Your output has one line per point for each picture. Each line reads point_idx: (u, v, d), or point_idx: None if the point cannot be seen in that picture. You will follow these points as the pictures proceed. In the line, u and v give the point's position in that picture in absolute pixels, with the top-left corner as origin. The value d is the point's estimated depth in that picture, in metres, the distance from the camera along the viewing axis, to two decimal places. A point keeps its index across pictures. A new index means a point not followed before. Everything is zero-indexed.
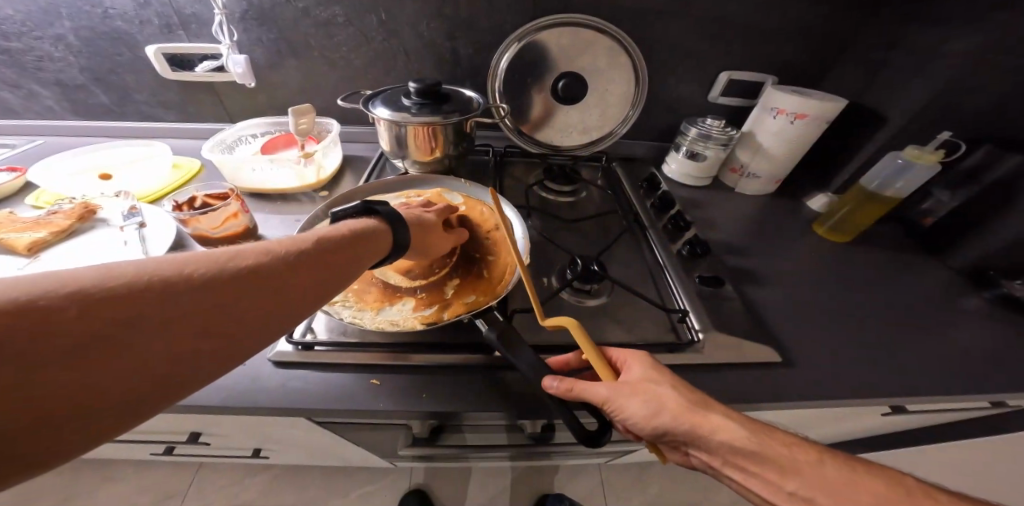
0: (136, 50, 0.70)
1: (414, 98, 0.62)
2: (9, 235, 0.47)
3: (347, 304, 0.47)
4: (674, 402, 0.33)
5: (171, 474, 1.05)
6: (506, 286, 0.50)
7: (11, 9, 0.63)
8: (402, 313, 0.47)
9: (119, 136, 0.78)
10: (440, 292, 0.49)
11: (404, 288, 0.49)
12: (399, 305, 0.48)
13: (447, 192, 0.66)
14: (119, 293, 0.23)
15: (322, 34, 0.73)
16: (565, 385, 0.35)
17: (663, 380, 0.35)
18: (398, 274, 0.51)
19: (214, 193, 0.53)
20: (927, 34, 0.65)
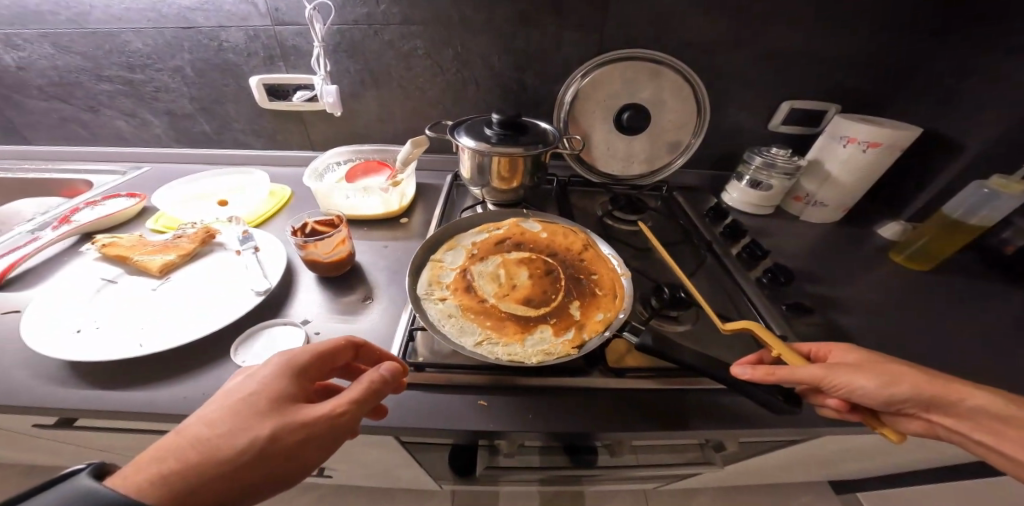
0: (241, 80, 0.78)
1: (496, 130, 0.66)
2: (146, 257, 0.53)
3: (493, 343, 0.44)
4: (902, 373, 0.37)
5: None
6: (624, 300, 0.50)
7: (140, 43, 0.71)
8: (547, 341, 0.45)
9: (215, 160, 0.86)
10: (569, 315, 0.48)
11: (534, 316, 0.48)
12: (539, 332, 0.46)
13: (523, 221, 0.63)
14: (187, 441, 0.27)
15: (403, 65, 0.79)
16: (758, 371, 0.39)
17: (887, 364, 0.38)
18: (520, 305, 0.49)
19: (323, 220, 0.57)
20: (1000, 59, 0.65)
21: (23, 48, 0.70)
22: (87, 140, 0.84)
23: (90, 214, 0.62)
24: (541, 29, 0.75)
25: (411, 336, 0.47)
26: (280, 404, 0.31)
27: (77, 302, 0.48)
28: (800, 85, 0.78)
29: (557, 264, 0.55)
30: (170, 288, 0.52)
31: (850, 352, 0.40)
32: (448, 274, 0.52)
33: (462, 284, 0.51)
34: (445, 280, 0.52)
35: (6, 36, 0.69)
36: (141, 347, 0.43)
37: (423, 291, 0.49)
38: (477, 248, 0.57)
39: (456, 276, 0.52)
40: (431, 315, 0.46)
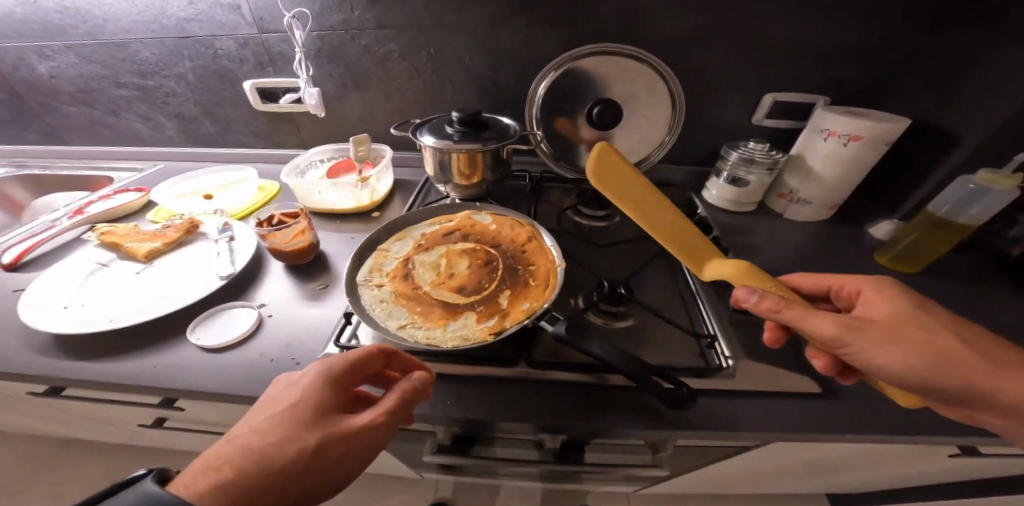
0: (236, 84, 0.85)
1: (457, 127, 0.68)
2: (134, 244, 0.60)
3: (416, 327, 0.46)
4: (926, 337, 0.33)
5: None
6: (554, 290, 0.50)
7: (148, 53, 0.80)
8: (468, 327, 0.46)
9: (219, 158, 0.94)
10: (496, 303, 0.49)
11: (462, 303, 0.49)
12: (462, 319, 0.47)
13: (475, 214, 0.65)
14: (240, 449, 0.29)
15: (379, 67, 0.83)
16: (763, 303, 0.35)
17: (918, 328, 0.34)
18: (452, 293, 0.51)
19: (288, 212, 0.62)
20: (996, 42, 0.59)
21: (55, 59, 0.80)
22: (112, 141, 0.94)
23: (101, 206, 0.71)
24: (507, 28, 0.77)
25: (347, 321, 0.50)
26: (325, 414, 0.33)
27: (71, 283, 0.55)
28: (780, 76, 0.75)
29: (498, 254, 0.57)
30: (151, 272, 0.58)
31: (881, 294, 0.38)
32: (390, 263, 0.55)
33: (401, 272, 0.54)
34: (387, 268, 0.55)
35: (40, 49, 0.79)
36: (110, 322, 0.49)
37: (363, 278, 0.53)
38: (425, 239, 0.60)
39: (398, 264, 0.54)
40: (364, 299, 0.49)
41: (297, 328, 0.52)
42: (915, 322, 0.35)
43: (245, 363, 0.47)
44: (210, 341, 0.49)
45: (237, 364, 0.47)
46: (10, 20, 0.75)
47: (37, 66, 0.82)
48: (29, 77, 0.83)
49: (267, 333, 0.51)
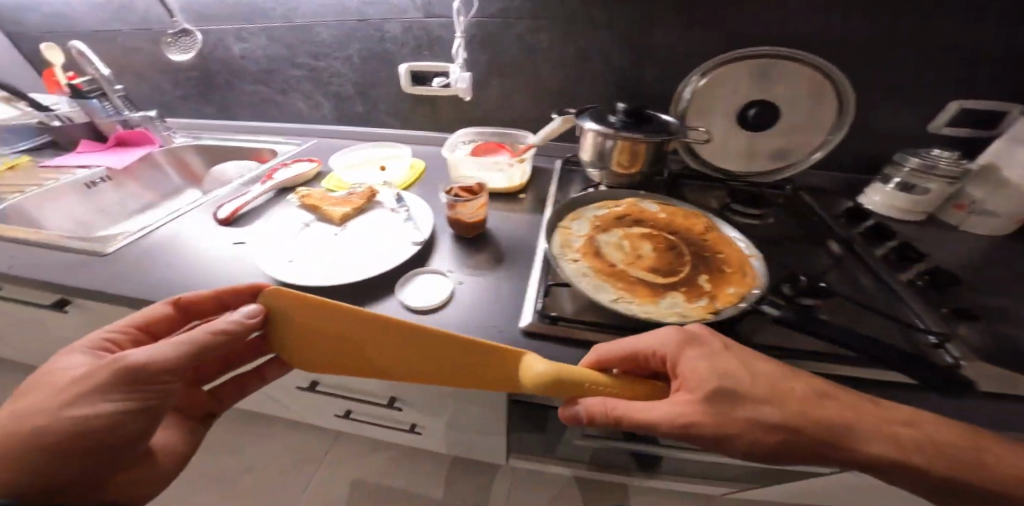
0: (393, 67, 0.92)
1: (620, 117, 0.68)
2: (330, 210, 0.67)
3: (628, 301, 0.48)
4: (719, 416, 0.35)
5: (316, 441, 1.27)
6: (756, 278, 0.50)
7: (327, 35, 0.89)
8: (680, 305, 0.48)
9: (366, 137, 1.03)
10: (698, 286, 0.50)
11: (664, 284, 0.51)
12: (670, 298, 0.49)
13: (641, 201, 0.65)
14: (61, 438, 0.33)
15: (526, 58, 0.85)
16: (606, 418, 0.37)
17: (739, 414, 0.35)
18: (648, 273, 0.53)
19: (465, 187, 0.66)
20: None
21: (249, 40, 0.91)
22: (274, 118, 1.05)
23: (285, 174, 0.80)
24: (664, 21, 0.75)
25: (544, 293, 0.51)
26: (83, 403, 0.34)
27: (290, 238, 0.63)
28: (968, 77, 0.69)
29: (681, 241, 0.57)
30: (349, 233, 0.65)
31: (705, 360, 0.38)
32: (577, 240, 0.57)
33: (591, 250, 0.56)
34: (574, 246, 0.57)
35: (239, 30, 0.90)
36: (335, 277, 0.55)
37: (556, 252, 0.55)
38: (601, 221, 0.61)
39: (586, 243, 0.57)
40: (568, 272, 0.51)
41: (490, 295, 0.55)
42: (730, 404, 0.36)
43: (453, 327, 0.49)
44: (414, 303, 0.52)
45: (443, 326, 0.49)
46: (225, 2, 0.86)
47: (231, 46, 0.93)
48: (222, 57, 0.95)
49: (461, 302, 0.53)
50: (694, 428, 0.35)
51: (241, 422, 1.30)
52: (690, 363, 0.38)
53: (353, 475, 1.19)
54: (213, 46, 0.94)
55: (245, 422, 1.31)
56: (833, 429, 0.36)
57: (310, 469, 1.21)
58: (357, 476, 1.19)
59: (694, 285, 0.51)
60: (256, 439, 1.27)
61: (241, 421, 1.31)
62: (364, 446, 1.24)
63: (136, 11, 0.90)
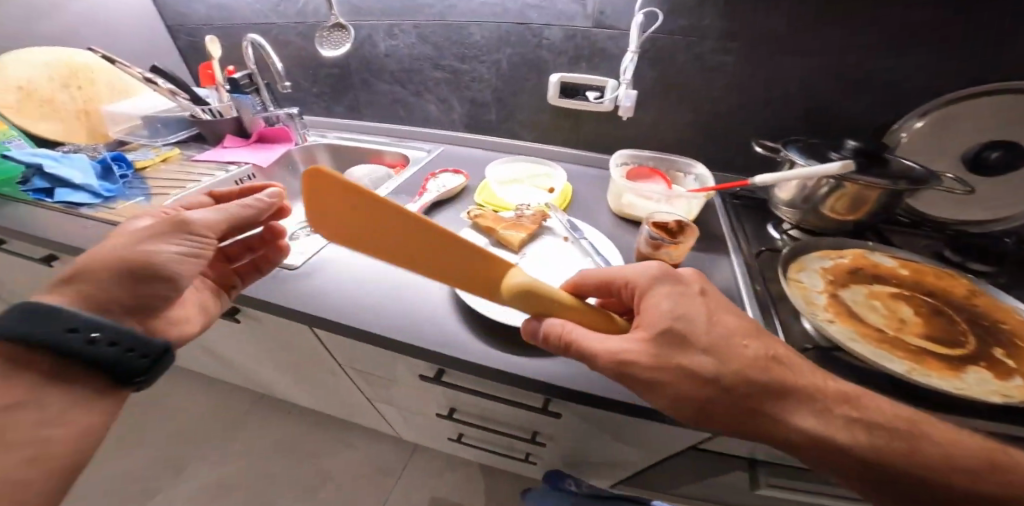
0: (542, 76, 0.85)
1: (844, 155, 0.59)
2: (508, 234, 0.62)
3: (925, 374, 0.41)
4: (651, 352, 0.35)
5: (391, 453, 1.22)
6: None
7: (479, 37, 0.84)
8: (997, 383, 0.39)
9: (494, 146, 0.99)
10: (1002, 361, 0.42)
11: (956, 355, 0.43)
12: (975, 373, 0.41)
13: (869, 252, 0.57)
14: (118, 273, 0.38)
15: (702, 78, 0.75)
16: (562, 342, 0.38)
17: (675, 358, 0.35)
18: (926, 340, 0.45)
19: (659, 221, 0.59)
20: None
21: (397, 37, 0.89)
22: (401, 119, 1.04)
23: (436, 188, 0.76)
24: (886, 47, 0.65)
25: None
26: (142, 258, 0.39)
27: None
28: None
29: (943, 303, 0.49)
30: (530, 263, 0.60)
31: (672, 294, 0.38)
32: (818, 295, 0.50)
33: (841, 308, 0.49)
34: (818, 303, 0.50)
35: (391, 26, 0.88)
36: None
37: (804, 308, 0.48)
38: (833, 272, 0.54)
39: (830, 299, 0.50)
40: (833, 335, 0.45)
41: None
42: (688, 343, 0.35)
43: None
44: None
45: None
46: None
47: (379, 43, 0.92)
48: (368, 54, 0.95)
49: None
50: (604, 345, 0.36)
51: (319, 431, 1.24)
52: (654, 293, 0.39)
53: (430, 494, 1.14)
54: (360, 41, 0.93)
55: (321, 427, 1.26)
56: (788, 403, 0.34)
57: (388, 484, 1.15)
58: (435, 497, 1.13)
59: (994, 357, 0.43)
60: (331, 451, 1.21)
61: (317, 427, 1.26)
62: (442, 463, 1.20)
63: (296, 3, 0.94)
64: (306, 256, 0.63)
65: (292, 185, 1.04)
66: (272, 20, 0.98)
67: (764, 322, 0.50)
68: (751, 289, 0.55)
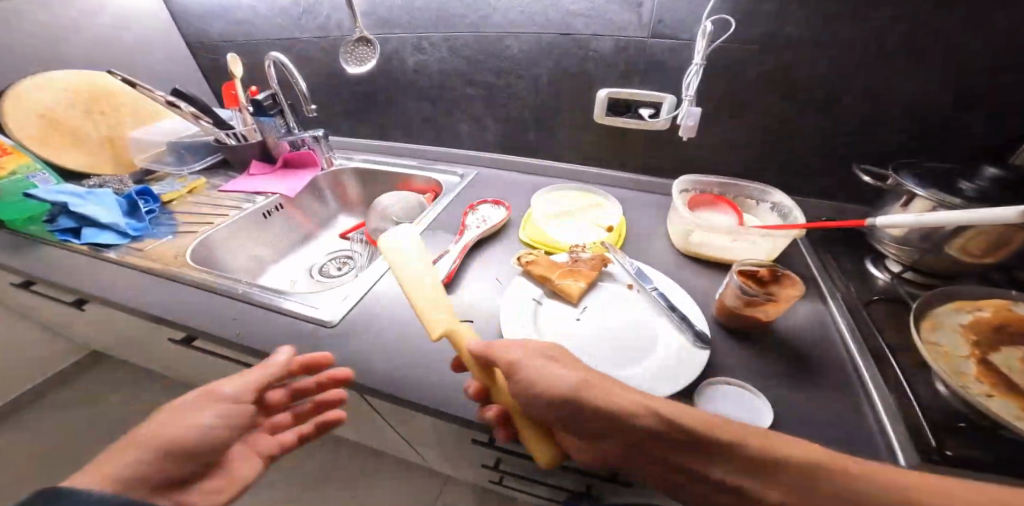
0: (587, 92, 0.77)
1: (979, 185, 0.48)
2: (566, 282, 0.55)
3: None
4: (533, 363, 0.38)
5: (423, 485, 1.17)
6: None
7: (517, 50, 0.75)
8: None
9: (533, 169, 0.91)
10: None
11: None
12: None
13: (1012, 301, 0.45)
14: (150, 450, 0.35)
15: (778, 91, 0.64)
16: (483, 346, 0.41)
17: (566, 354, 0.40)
18: None
19: (750, 269, 0.50)
20: None
21: (427, 52, 0.82)
22: (432, 139, 0.98)
23: (480, 225, 0.69)
24: None
25: (936, 438, 0.35)
26: (184, 422, 0.38)
27: (525, 320, 0.51)
28: None
29: None
30: (592, 318, 0.52)
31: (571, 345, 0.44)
32: (953, 354, 0.39)
33: (991, 377, 0.37)
34: (964, 371, 0.38)
35: (420, 40, 0.81)
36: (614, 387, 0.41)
37: (947, 375, 0.37)
38: (967, 322, 0.42)
39: (972, 362, 0.38)
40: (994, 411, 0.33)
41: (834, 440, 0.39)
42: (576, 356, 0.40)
43: None
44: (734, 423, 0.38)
45: None
46: (412, 9, 0.77)
47: (407, 58, 0.85)
48: (395, 70, 0.89)
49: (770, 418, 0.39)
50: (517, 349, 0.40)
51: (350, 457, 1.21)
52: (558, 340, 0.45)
53: None
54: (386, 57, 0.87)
55: (352, 454, 1.23)
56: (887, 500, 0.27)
57: None
58: None
59: None
60: (362, 481, 1.17)
61: (348, 453, 1.23)
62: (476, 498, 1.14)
63: (318, 17, 0.87)
64: (339, 305, 0.58)
65: (320, 212, 1.00)
66: (295, 38, 0.93)
67: (892, 396, 0.40)
68: (862, 349, 0.45)
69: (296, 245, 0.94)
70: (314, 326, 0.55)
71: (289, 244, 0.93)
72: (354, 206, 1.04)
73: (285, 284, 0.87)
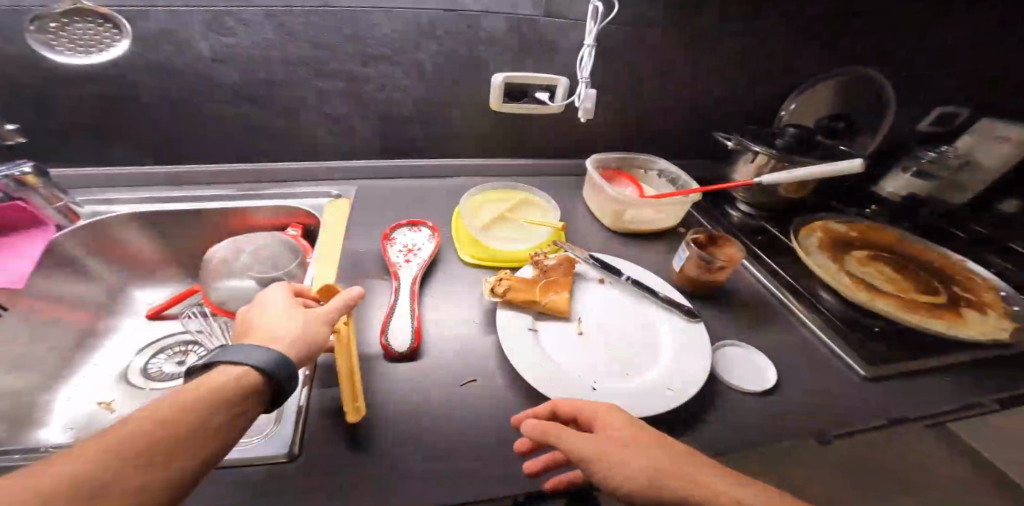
0: (481, 78, 0.66)
1: (787, 140, 0.66)
2: (553, 299, 0.50)
3: (949, 331, 0.50)
4: (593, 455, 0.29)
5: None
6: (986, 280, 0.58)
7: (386, 28, 0.57)
8: (985, 324, 0.51)
9: (427, 174, 0.75)
10: (966, 299, 0.55)
11: (945, 304, 0.54)
12: (968, 318, 0.52)
13: (831, 220, 0.67)
14: (165, 413, 0.25)
15: (650, 70, 0.71)
16: (541, 427, 0.32)
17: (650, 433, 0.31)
18: (923, 296, 0.55)
19: (694, 237, 0.56)
20: None
21: (236, 34, 0.53)
22: (265, 155, 0.67)
23: (414, 260, 0.55)
24: (791, 35, 0.72)
25: (859, 344, 0.50)
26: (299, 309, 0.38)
27: (541, 362, 0.44)
28: (989, 95, 0.83)
29: (900, 256, 0.62)
30: (593, 329, 0.49)
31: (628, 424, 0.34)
32: (842, 276, 0.57)
33: (863, 284, 0.56)
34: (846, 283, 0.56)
35: (219, 16, 0.51)
36: (665, 396, 0.41)
37: (844, 292, 0.54)
38: (831, 248, 0.61)
39: (852, 278, 0.56)
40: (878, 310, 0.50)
41: (808, 358, 0.49)
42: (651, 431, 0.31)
43: (811, 430, 0.41)
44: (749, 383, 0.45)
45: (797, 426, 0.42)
46: None
47: (194, 42, 0.53)
48: (168, 58, 0.54)
49: (766, 372, 0.47)
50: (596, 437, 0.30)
51: None
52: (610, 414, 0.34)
53: None
54: (150, 43, 0.52)
55: None
56: None
57: None
58: None
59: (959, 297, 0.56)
60: None
61: None
62: None
63: None
64: (278, 425, 0.37)
65: (85, 299, 0.58)
66: None
67: (809, 317, 0.53)
68: (773, 279, 0.59)
69: (64, 363, 0.53)
70: (258, 483, 0.32)
71: (50, 367, 0.52)
72: (156, 272, 0.66)
73: (93, 414, 0.49)
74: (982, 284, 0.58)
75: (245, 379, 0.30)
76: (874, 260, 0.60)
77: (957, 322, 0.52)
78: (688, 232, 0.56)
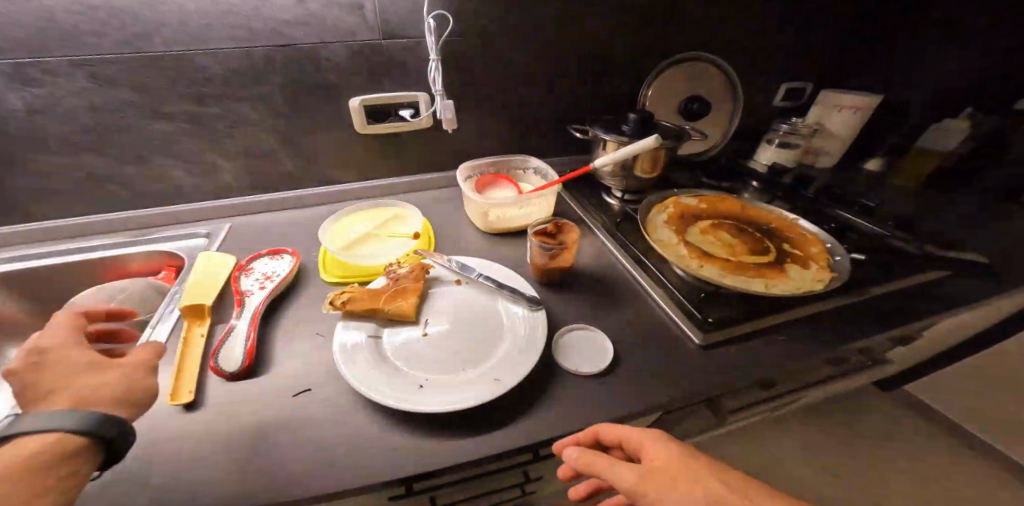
0: (339, 105, 0.68)
1: (631, 125, 0.71)
2: (397, 304, 0.51)
3: (776, 286, 0.56)
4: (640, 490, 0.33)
5: None
6: (812, 233, 0.65)
7: (219, 67, 0.58)
8: (808, 274, 0.57)
9: (308, 202, 0.76)
10: (793, 253, 0.61)
11: (776, 261, 0.60)
12: (792, 270, 0.58)
13: (681, 197, 0.74)
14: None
15: (505, 79, 0.76)
16: (583, 460, 0.35)
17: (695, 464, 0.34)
18: (754, 255, 0.61)
19: (540, 228, 0.60)
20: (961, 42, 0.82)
21: (49, 85, 0.53)
22: (127, 203, 0.67)
23: (265, 285, 0.56)
24: (629, 34, 0.78)
25: (700, 312, 0.53)
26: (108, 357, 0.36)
27: (370, 364, 0.45)
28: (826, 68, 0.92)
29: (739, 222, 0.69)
30: (437, 326, 0.51)
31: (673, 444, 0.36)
32: (680, 248, 0.62)
33: (699, 253, 0.61)
34: (684, 254, 0.61)
35: (23, 69, 0.51)
36: (492, 384, 0.42)
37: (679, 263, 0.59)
38: (674, 222, 0.67)
39: (690, 248, 0.61)
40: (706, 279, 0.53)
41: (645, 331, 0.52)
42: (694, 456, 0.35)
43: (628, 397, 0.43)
44: (587, 365, 0.47)
45: (617, 397, 0.44)
46: None
47: (3, 96, 0.53)
48: None
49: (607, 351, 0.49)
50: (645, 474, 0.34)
51: None
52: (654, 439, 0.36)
53: None
54: None
55: None
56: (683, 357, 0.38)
57: None
58: None
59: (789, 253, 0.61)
60: None
61: None
62: None
63: None
64: None
65: None
66: None
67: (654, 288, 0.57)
68: (629, 258, 0.63)
69: None
70: None
71: None
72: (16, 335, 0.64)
73: None
74: (809, 237, 0.64)
75: (57, 443, 0.27)
76: (714, 229, 0.66)
77: (783, 275, 0.57)
78: (531, 223, 0.60)
